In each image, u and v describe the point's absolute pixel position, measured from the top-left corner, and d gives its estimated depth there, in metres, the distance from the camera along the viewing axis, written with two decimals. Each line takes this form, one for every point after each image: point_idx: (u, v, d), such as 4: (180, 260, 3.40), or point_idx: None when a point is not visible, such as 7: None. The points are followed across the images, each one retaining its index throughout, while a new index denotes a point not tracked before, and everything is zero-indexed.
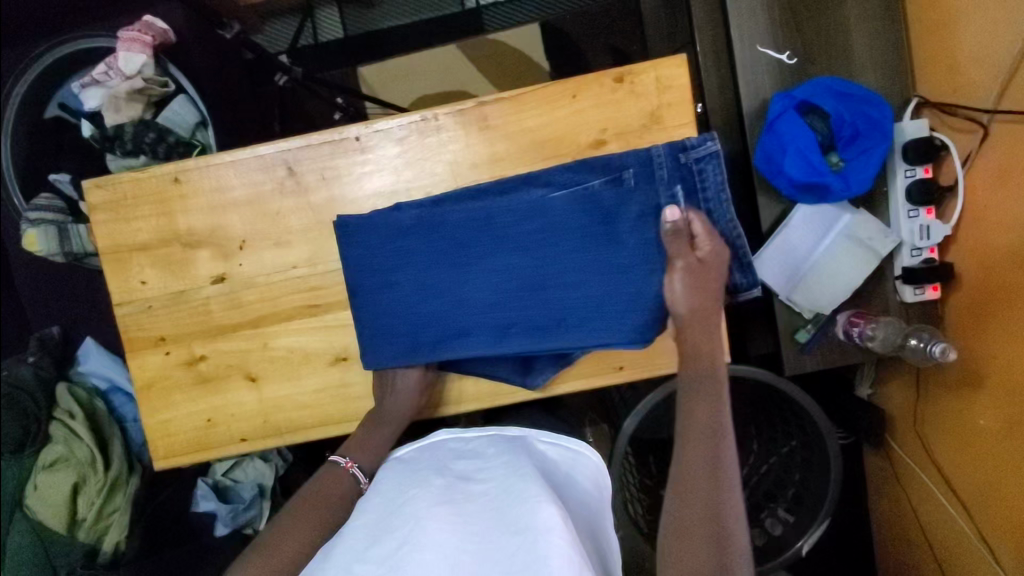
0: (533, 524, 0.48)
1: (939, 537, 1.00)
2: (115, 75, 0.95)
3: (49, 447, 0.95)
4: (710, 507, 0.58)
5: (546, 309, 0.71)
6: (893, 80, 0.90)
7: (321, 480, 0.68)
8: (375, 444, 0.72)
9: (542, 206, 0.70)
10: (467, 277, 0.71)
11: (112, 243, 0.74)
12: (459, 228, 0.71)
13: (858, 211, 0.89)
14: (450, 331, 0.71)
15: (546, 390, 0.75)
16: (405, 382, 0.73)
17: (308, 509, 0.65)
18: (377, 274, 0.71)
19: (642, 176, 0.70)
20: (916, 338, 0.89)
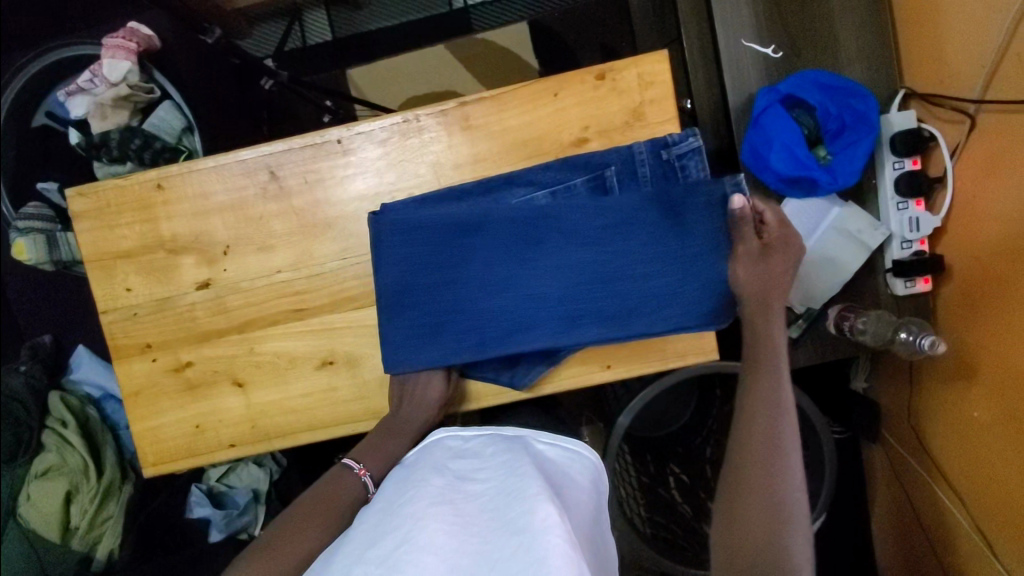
0: (532, 524, 0.46)
1: (940, 532, 0.99)
2: (100, 82, 0.95)
3: (42, 455, 0.96)
4: (769, 510, 0.55)
5: (615, 301, 0.69)
6: (879, 72, 0.90)
7: (332, 481, 0.67)
8: (382, 450, 0.71)
9: (615, 200, 0.69)
10: (535, 271, 0.70)
11: (96, 251, 0.74)
12: (526, 223, 0.69)
13: (848, 204, 0.89)
14: (517, 326, 0.69)
15: (533, 391, 0.74)
16: (424, 387, 0.72)
17: (309, 504, 0.64)
18: (436, 272, 0.70)
19: (623, 174, 0.71)
20: (906, 331, 0.87)
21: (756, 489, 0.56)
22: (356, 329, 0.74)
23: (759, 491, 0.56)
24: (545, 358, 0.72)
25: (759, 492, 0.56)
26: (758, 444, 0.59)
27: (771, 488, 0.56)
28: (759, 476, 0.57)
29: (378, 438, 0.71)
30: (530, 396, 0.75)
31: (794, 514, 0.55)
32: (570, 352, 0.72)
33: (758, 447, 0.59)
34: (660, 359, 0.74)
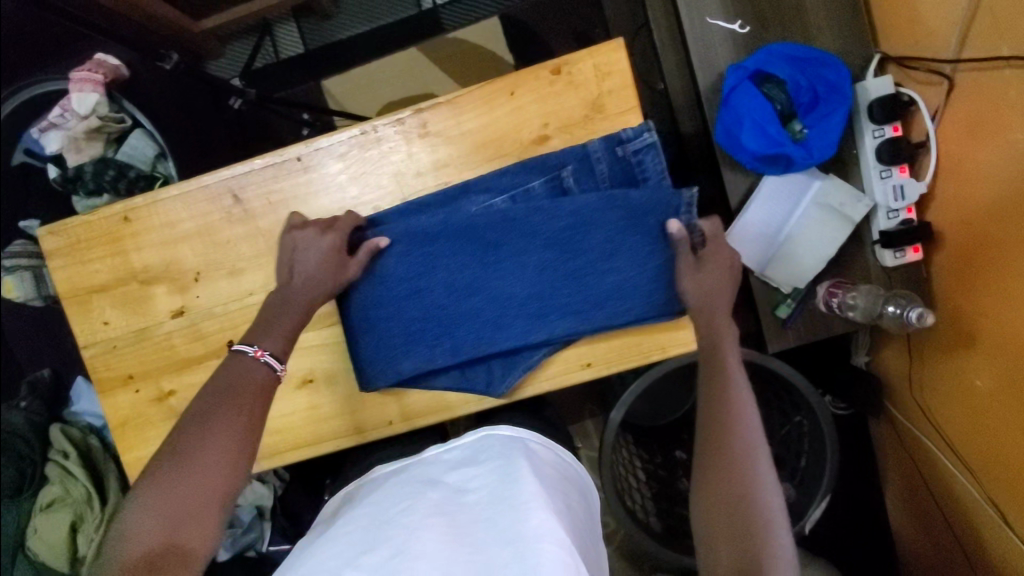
0: (525, 533, 0.48)
1: (952, 504, 0.97)
2: (70, 116, 0.96)
3: (46, 488, 0.97)
4: (746, 533, 0.51)
5: (582, 297, 0.69)
6: (853, 39, 0.87)
7: (232, 375, 0.58)
8: (280, 329, 0.63)
9: (577, 200, 0.68)
10: (503, 273, 0.69)
11: (70, 287, 0.75)
12: (488, 228, 0.69)
13: (829, 177, 0.86)
14: (487, 329, 0.69)
15: (512, 395, 0.72)
16: (311, 260, 0.65)
17: (213, 411, 0.55)
18: (404, 283, 0.69)
19: (581, 173, 0.69)
20: (894, 304, 0.85)
21: (731, 492, 0.53)
22: (333, 345, 0.74)
23: (731, 512, 0.52)
24: (518, 363, 0.71)
25: (733, 512, 0.52)
26: (723, 460, 0.55)
27: (743, 501, 0.52)
28: (729, 491, 0.53)
29: (266, 317, 0.63)
30: (506, 399, 0.73)
31: (774, 525, 0.51)
32: (541, 356, 0.71)
33: (725, 463, 0.54)
34: (639, 351, 0.73)
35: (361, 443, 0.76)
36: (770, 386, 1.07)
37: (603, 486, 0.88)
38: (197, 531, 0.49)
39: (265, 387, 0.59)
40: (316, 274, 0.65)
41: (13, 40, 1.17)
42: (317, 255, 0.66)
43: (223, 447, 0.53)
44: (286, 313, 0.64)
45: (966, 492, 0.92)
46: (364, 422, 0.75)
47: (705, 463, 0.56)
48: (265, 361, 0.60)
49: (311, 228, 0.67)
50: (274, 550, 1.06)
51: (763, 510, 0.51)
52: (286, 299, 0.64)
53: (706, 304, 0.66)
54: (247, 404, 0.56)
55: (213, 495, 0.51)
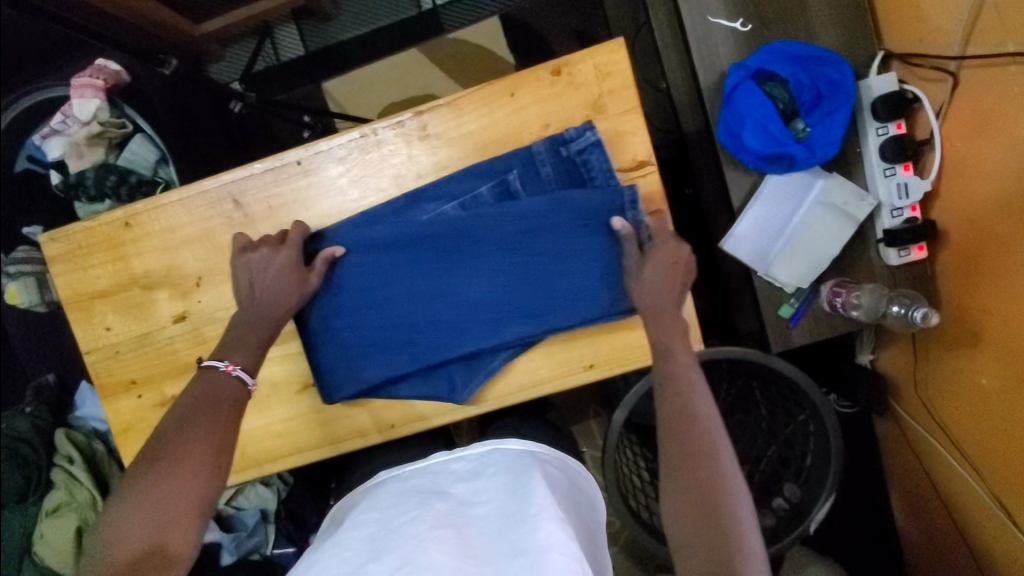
0: (534, 543, 0.49)
1: (958, 504, 0.96)
2: (73, 122, 0.96)
3: (52, 493, 0.98)
4: (714, 540, 0.49)
5: (536, 300, 0.69)
6: (856, 36, 0.86)
7: (205, 391, 0.61)
8: (247, 344, 0.65)
9: (523, 203, 0.68)
10: (457, 279, 0.69)
11: (72, 293, 0.75)
12: (437, 235, 0.69)
13: (832, 175, 0.86)
14: (442, 336, 0.70)
15: (478, 402, 0.73)
16: (267, 279, 0.67)
17: (190, 427, 0.57)
18: (360, 293, 0.70)
19: (527, 176, 0.69)
20: (897, 304, 0.84)
21: (700, 496, 0.52)
22: None
23: (698, 519, 0.51)
24: (481, 368, 0.71)
25: (702, 519, 0.51)
26: (686, 465, 0.54)
27: (713, 506, 0.51)
28: (698, 496, 0.52)
29: (232, 337, 0.66)
30: (511, 401, 0.73)
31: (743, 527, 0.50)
32: (501, 363, 0.71)
33: (692, 467, 0.53)
34: (641, 354, 0.72)
35: (363, 447, 0.76)
36: (774, 385, 1.07)
37: (607, 487, 0.88)
38: (179, 537, 0.52)
39: (238, 402, 0.62)
40: (276, 291, 0.67)
41: (14, 47, 1.17)
42: (273, 271, 0.67)
43: (201, 461, 0.56)
44: (252, 330, 0.66)
45: (971, 491, 0.92)
46: (365, 427, 0.74)
47: (669, 469, 0.55)
48: (236, 375, 0.63)
49: (262, 246, 0.69)
50: (279, 553, 1.06)
51: (728, 514, 0.50)
52: (251, 317, 0.67)
53: (657, 303, 0.64)
54: (223, 420, 0.59)
55: (191, 507, 0.54)
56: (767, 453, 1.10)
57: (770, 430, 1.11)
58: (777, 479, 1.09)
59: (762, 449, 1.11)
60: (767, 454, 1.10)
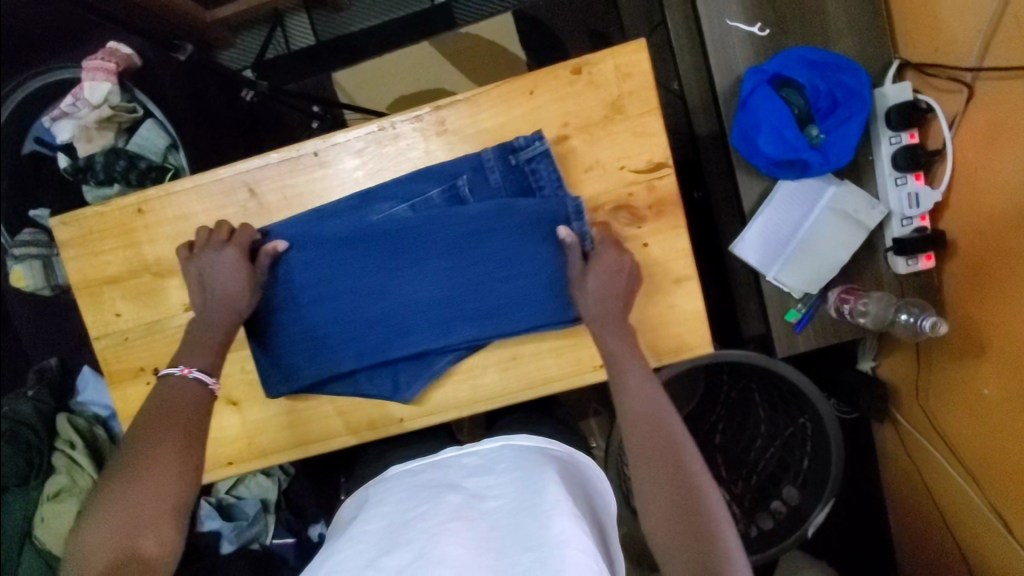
0: (548, 539, 0.48)
1: (952, 511, 0.98)
2: (83, 105, 0.95)
3: (52, 478, 0.97)
4: (693, 548, 0.50)
5: (482, 305, 0.70)
6: (872, 45, 0.87)
7: (166, 397, 0.61)
8: (206, 348, 0.66)
9: (471, 208, 0.69)
10: (404, 280, 0.71)
11: (82, 277, 0.74)
12: (383, 236, 0.70)
13: (843, 183, 0.86)
14: (389, 337, 0.71)
15: (421, 402, 0.74)
16: (216, 282, 0.68)
17: (153, 434, 0.58)
18: (309, 290, 0.72)
19: (476, 181, 0.70)
20: (906, 313, 0.85)
21: (673, 500, 0.54)
22: None
23: (677, 526, 0.52)
24: (426, 368, 0.72)
25: (680, 525, 0.52)
26: (656, 473, 0.56)
27: (689, 509, 0.53)
28: (673, 501, 0.53)
29: (189, 343, 0.67)
30: (520, 399, 0.74)
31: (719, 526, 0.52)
32: (446, 365, 0.72)
33: (663, 474, 0.55)
34: (650, 355, 0.73)
35: (370, 440, 0.76)
36: (773, 391, 1.09)
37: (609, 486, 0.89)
38: (153, 542, 0.52)
39: (201, 404, 0.62)
40: (229, 294, 0.68)
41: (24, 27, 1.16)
42: (221, 274, 0.68)
43: (169, 465, 0.56)
44: (205, 334, 0.67)
45: (966, 497, 0.93)
46: (374, 419, 0.75)
47: (639, 478, 0.56)
48: (194, 378, 0.63)
49: (207, 248, 0.69)
50: (278, 543, 1.07)
51: (704, 517, 0.52)
52: (205, 321, 0.68)
53: (606, 312, 0.66)
54: (185, 423, 0.60)
55: (164, 511, 0.54)
56: (766, 456, 1.11)
57: (771, 431, 1.11)
58: (775, 481, 1.09)
59: (759, 453, 1.12)
60: (767, 455, 1.10)
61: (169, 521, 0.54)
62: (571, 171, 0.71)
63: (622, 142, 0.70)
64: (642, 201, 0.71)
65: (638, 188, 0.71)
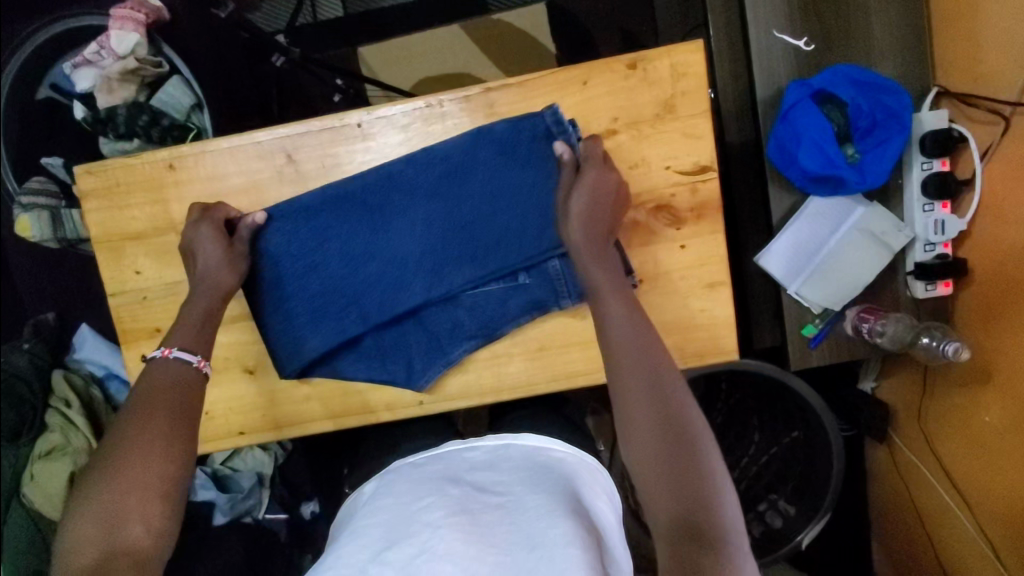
0: (551, 539, 0.48)
1: (939, 529, 1.00)
2: (108, 55, 0.92)
3: (45, 435, 0.94)
4: (694, 533, 0.46)
5: (480, 245, 0.70)
6: (913, 70, 0.88)
7: (150, 380, 0.60)
8: (197, 326, 0.65)
9: (445, 144, 0.69)
10: (399, 237, 0.71)
11: (103, 231, 0.72)
12: (365, 192, 0.70)
13: (872, 204, 0.87)
14: (391, 292, 0.71)
15: (433, 390, 0.73)
16: (204, 256, 0.67)
17: (140, 421, 0.56)
18: (298, 260, 0.71)
19: (499, 151, 0.69)
20: (928, 336, 0.87)
21: (672, 478, 0.50)
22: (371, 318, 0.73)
23: (661, 453, 0.51)
24: (440, 355, 0.72)
25: (664, 452, 0.51)
26: (641, 402, 0.55)
27: (690, 493, 0.49)
28: (672, 481, 0.50)
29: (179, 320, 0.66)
30: (543, 391, 0.73)
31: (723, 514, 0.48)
32: (462, 353, 0.72)
33: (663, 449, 0.51)
34: (676, 357, 0.73)
35: (386, 420, 0.75)
36: (771, 402, 1.11)
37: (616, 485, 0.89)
38: (141, 526, 0.51)
39: (183, 386, 0.61)
40: (213, 263, 0.67)
41: None
42: (207, 246, 0.67)
43: (150, 451, 0.54)
44: (192, 310, 0.66)
45: (953, 516, 0.96)
46: (394, 400, 0.74)
47: (624, 409, 0.55)
48: (175, 357, 0.62)
49: (194, 225, 0.68)
50: (271, 519, 1.06)
51: (688, 445, 0.51)
52: (193, 297, 0.66)
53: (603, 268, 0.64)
54: (168, 407, 0.58)
55: (150, 495, 0.53)
56: (759, 465, 1.11)
57: (768, 439, 1.11)
58: (756, 491, 1.10)
59: (745, 464, 1.12)
60: (764, 461, 1.11)
61: (157, 504, 0.52)
62: (616, 166, 0.70)
63: (671, 141, 0.70)
64: (684, 203, 0.71)
65: (681, 190, 0.71)
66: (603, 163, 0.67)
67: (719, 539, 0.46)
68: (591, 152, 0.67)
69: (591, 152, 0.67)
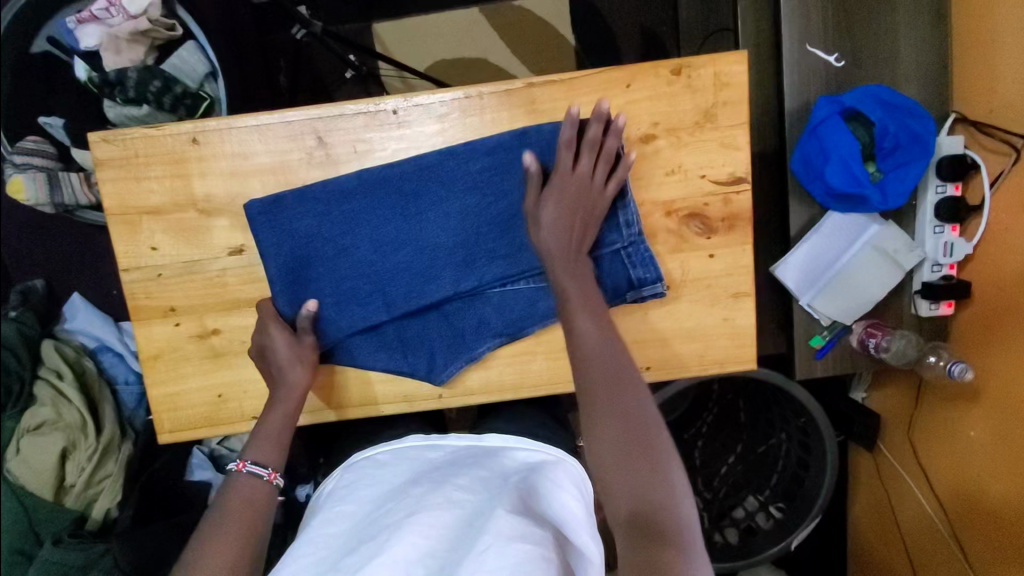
0: (500, 533, 0.47)
1: (914, 538, 1.04)
2: (116, 13, 0.87)
3: (33, 410, 0.92)
4: (653, 546, 0.46)
5: (509, 242, 0.69)
6: (933, 94, 0.90)
7: (229, 498, 0.61)
8: (274, 439, 0.66)
9: (492, 138, 0.68)
10: (428, 227, 0.69)
11: (118, 203, 0.69)
12: (403, 178, 0.68)
13: (887, 223, 0.88)
14: (417, 282, 0.70)
15: (453, 385, 0.73)
16: (281, 365, 0.68)
17: (217, 532, 0.57)
18: (328, 243, 0.69)
19: (544, 149, 0.68)
20: (934, 356, 0.93)
21: (632, 485, 0.50)
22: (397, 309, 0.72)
23: (622, 451, 0.52)
24: (464, 351, 0.71)
25: (629, 463, 0.51)
26: (604, 403, 0.55)
27: (652, 505, 0.49)
28: (633, 488, 0.50)
29: (255, 432, 0.67)
30: (563, 389, 0.74)
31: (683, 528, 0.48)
32: (487, 351, 0.71)
33: (626, 451, 0.52)
34: (698, 364, 0.74)
35: (401, 412, 0.75)
36: (758, 403, 1.15)
37: None
38: None
39: (258, 501, 0.62)
40: (286, 373, 0.68)
41: None
42: (276, 349, 0.68)
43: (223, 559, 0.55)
44: (274, 416, 0.67)
45: (930, 525, 1.00)
46: (413, 393, 0.73)
47: (587, 404, 0.56)
48: (250, 472, 0.63)
49: (264, 328, 0.69)
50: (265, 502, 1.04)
51: (648, 445, 0.52)
52: (275, 402, 0.68)
53: (566, 253, 0.65)
54: (247, 521, 0.59)
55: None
56: (744, 464, 1.15)
57: (754, 437, 1.16)
58: (740, 489, 1.13)
59: (732, 462, 1.16)
60: (748, 460, 1.15)
61: None
62: (653, 172, 0.70)
63: (709, 151, 0.70)
64: (716, 212, 0.71)
65: (715, 200, 0.71)
66: (596, 154, 0.66)
67: (678, 535, 0.47)
68: (593, 128, 0.65)
69: (567, 156, 0.65)
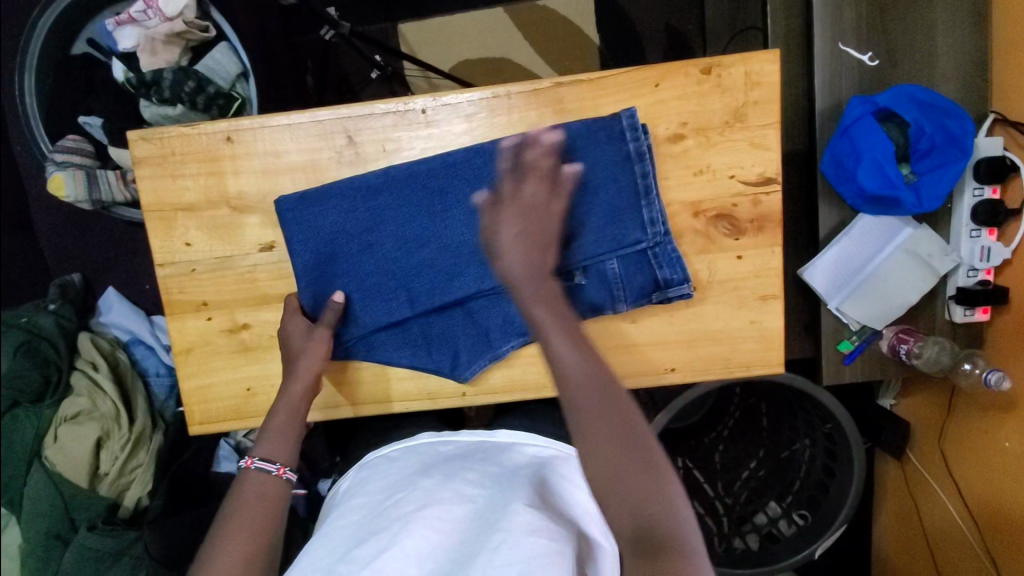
0: (512, 525, 0.47)
1: (944, 550, 1.01)
2: (154, 15, 0.90)
3: (71, 400, 0.95)
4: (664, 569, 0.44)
5: None
6: (971, 94, 0.88)
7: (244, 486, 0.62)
8: (279, 430, 0.67)
9: (518, 136, 0.68)
10: (453, 224, 0.70)
11: (154, 200, 0.71)
12: (430, 175, 0.69)
13: (921, 226, 0.86)
14: (441, 278, 0.70)
15: (477, 382, 0.73)
16: (308, 360, 0.69)
17: (240, 516, 0.59)
18: (354, 238, 0.70)
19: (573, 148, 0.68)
20: (970, 363, 0.91)
21: (631, 514, 0.46)
22: None
23: (617, 482, 0.47)
24: (488, 349, 0.72)
25: (622, 494, 0.47)
26: (589, 426, 0.49)
27: (653, 529, 0.46)
28: (632, 517, 0.46)
29: (265, 425, 0.68)
30: None
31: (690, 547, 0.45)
32: (510, 349, 0.71)
33: (619, 480, 0.47)
34: (724, 365, 0.73)
35: (425, 409, 0.75)
36: (781, 407, 1.16)
37: None
38: None
39: (270, 491, 0.62)
40: (309, 367, 0.69)
41: None
42: (300, 341, 0.69)
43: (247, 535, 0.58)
44: (280, 408, 0.68)
45: (962, 537, 0.97)
46: (437, 390, 0.74)
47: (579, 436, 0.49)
48: (257, 467, 0.63)
49: (292, 321, 0.70)
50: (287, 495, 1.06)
51: (636, 465, 0.47)
52: (285, 394, 0.69)
53: (529, 280, 0.57)
54: (267, 504, 0.61)
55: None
56: (765, 468, 1.14)
57: (777, 441, 1.15)
58: (761, 496, 1.12)
59: (754, 467, 1.15)
60: (769, 464, 1.14)
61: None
62: (680, 172, 0.70)
63: (738, 151, 0.69)
64: (745, 213, 0.70)
65: (743, 201, 0.70)
66: (536, 173, 0.61)
67: (682, 552, 0.45)
68: (532, 151, 0.62)
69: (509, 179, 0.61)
